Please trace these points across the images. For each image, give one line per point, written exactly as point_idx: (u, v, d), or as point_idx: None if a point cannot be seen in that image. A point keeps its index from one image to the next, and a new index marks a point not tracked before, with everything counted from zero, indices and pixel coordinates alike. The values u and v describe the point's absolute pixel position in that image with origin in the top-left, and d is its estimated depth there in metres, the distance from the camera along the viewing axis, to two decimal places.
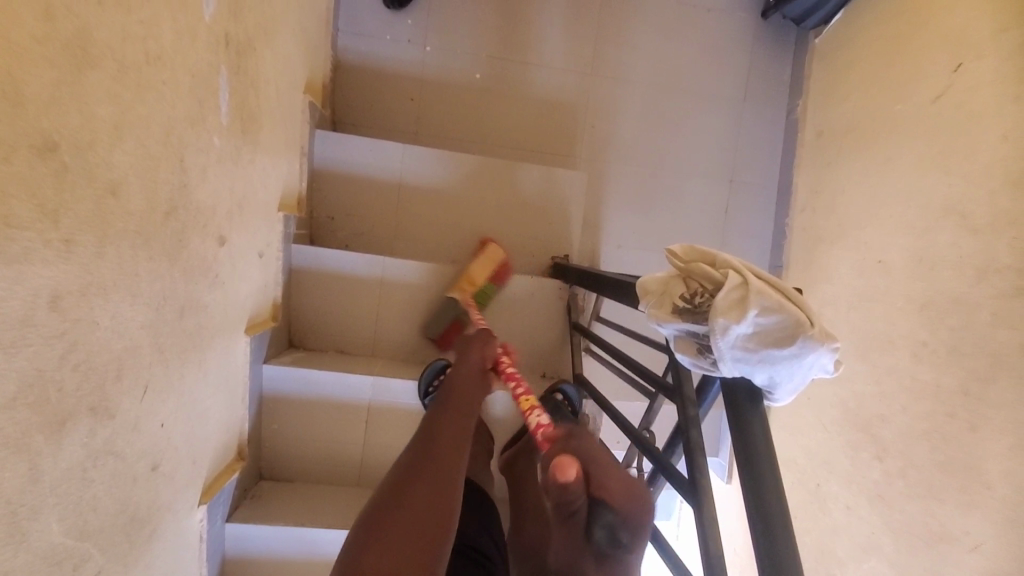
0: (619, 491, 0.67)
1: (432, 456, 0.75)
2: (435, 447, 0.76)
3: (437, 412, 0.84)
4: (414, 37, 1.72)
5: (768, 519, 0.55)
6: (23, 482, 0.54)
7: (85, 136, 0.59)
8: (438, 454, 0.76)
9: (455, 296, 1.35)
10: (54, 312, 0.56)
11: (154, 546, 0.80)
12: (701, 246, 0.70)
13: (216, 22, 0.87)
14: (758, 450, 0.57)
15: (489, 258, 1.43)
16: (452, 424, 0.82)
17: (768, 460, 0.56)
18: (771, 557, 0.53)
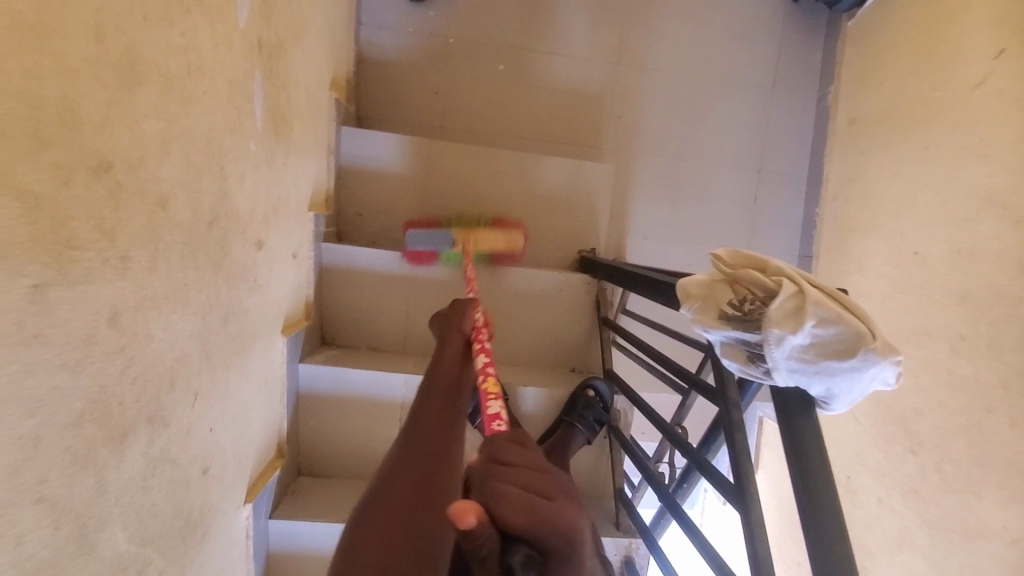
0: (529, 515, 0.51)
1: (424, 461, 0.70)
2: (429, 451, 0.71)
3: (427, 419, 0.77)
4: (437, 29, 1.71)
5: (824, 529, 0.54)
6: (92, 494, 0.56)
7: (137, 153, 0.60)
8: (431, 456, 0.71)
9: (456, 239, 1.35)
10: (114, 328, 0.58)
11: (206, 546, 0.82)
12: (747, 252, 0.69)
13: (249, 27, 0.87)
14: (814, 462, 0.56)
15: (510, 236, 1.36)
16: (437, 424, 0.77)
17: (825, 471, 0.56)
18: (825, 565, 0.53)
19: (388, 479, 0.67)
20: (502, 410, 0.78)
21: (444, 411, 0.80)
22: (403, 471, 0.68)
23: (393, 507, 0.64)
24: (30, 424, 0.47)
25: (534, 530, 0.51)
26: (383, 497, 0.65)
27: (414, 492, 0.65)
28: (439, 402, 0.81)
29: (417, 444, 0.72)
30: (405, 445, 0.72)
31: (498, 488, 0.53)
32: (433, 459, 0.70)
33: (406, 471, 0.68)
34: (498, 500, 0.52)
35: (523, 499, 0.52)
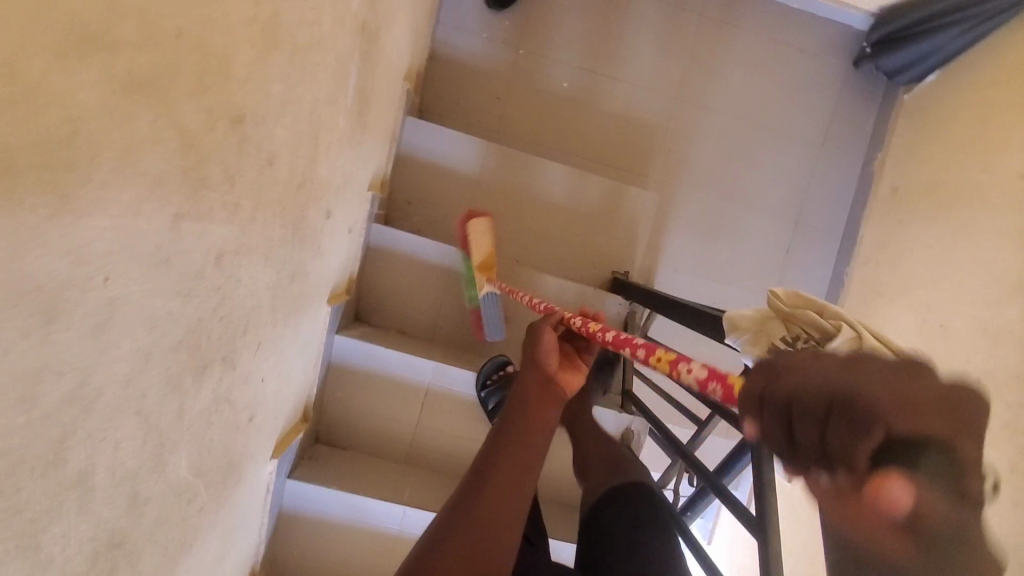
0: (923, 411, 0.30)
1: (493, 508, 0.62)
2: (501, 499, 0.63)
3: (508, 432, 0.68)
4: (509, 39, 1.77)
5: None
6: (173, 417, 0.59)
7: (262, 110, 0.64)
8: (510, 478, 0.64)
9: (486, 288, 1.38)
10: (217, 267, 0.61)
11: (237, 490, 0.86)
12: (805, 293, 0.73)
13: (359, 10, 0.92)
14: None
15: (478, 235, 1.40)
16: (513, 467, 0.65)
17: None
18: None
19: (465, 503, 0.62)
20: (700, 369, 0.61)
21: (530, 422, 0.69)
22: (481, 493, 0.63)
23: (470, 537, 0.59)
24: (146, 340, 0.50)
25: (937, 415, 0.30)
26: (456, 520, 0.61)
27: (491, 521, 0.61)
28: (526, 410, 0.70)
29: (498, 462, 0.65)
30: (484, 463, 0.65)
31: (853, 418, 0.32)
32: (512, 485, 0.64)
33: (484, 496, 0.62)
34: (858, 420, 0.32)
35: (882, 399, 0.32)
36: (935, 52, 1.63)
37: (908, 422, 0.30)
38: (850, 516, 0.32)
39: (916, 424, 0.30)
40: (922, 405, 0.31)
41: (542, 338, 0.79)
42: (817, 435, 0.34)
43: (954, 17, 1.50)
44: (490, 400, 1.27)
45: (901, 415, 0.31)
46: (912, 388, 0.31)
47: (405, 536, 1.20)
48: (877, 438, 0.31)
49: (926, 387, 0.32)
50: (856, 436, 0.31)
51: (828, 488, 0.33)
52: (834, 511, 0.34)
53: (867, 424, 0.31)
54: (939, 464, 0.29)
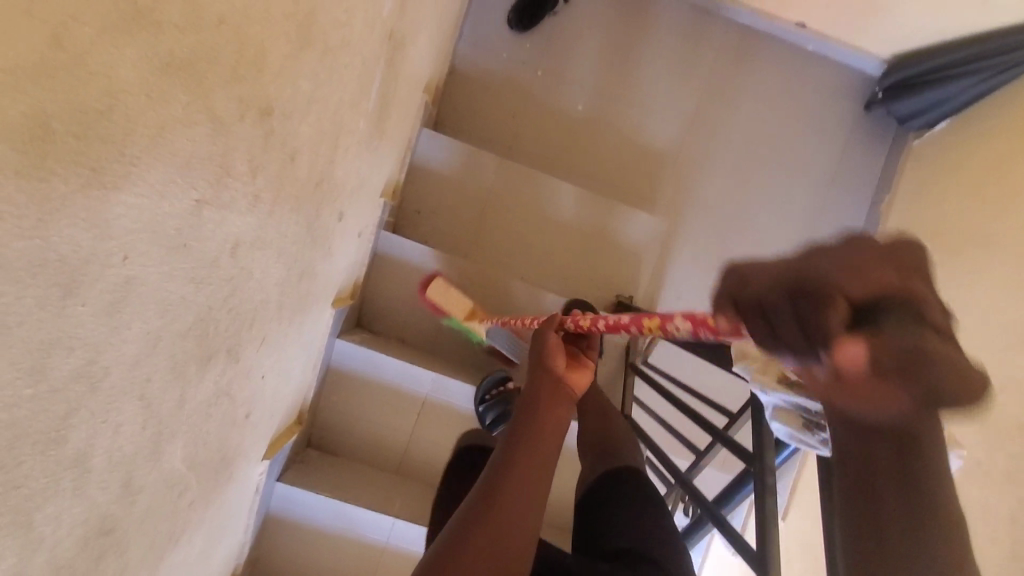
0: (876, 277, 0.34)
1: (510, 511, 0.60)
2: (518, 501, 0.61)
3: (517, 441, 0.66)
4: (529, 60, 1.80)
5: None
6: (174, 405, 0.59)
7: (289, 105, 0.64)
8: (521, 488, 0.62)
9: (484, 329, 1.37)
10: (232, 257, 0.61)
11: (227, 487, 0.84)
12: None
13: (388, 19, 0.93)
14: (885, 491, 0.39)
15: (450, 290, 1.40)
16: (528, 469, 0.63)
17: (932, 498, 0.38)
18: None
19: (473, 516, 0.60)
20: (683, 323, 0.62)
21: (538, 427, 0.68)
22: (491, 505, 0.60)
23: (481, 552, 0.57)
24: (156, 324, 0.50)
25: (889, 280, 0.34)
26: (466, 533, 0.58)
27: (501, 534, 0.58)
28: (538, 412, 0.69)
29: (508, 472, 0.63)
30: (494, 474, 0.63)
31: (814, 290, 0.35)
32: (524, 495, 0.62)
33: (493, 508, 0.60)
34: (822, 293, 0.34)
35: (840, 271, 0.35)
36: (951, 99, 1.65)
37: (858, 286, 0.34)
38: (847, 391, 0.35)
39: (870, 287, 0.34)
40: (868, 270, 0.34)
41: (547, 341, 0.80)
42: (789, 326, 0.36)
43: (975, 67, 1.54)
44: (487, 415, 1.25)
45: (853, 282, 0.34)
46: (857, 259, 0.35)
47: (391, 548, 1.19)
48: (848, 307, 0.33)
49: (874, 256, 0.35)
50: (821, 313, 0.33)
51: (819, 373, 0.36)
52: (834, 391, 0.36)
53: (827, 300, 0.34)
54: (899, 319, 0.32)
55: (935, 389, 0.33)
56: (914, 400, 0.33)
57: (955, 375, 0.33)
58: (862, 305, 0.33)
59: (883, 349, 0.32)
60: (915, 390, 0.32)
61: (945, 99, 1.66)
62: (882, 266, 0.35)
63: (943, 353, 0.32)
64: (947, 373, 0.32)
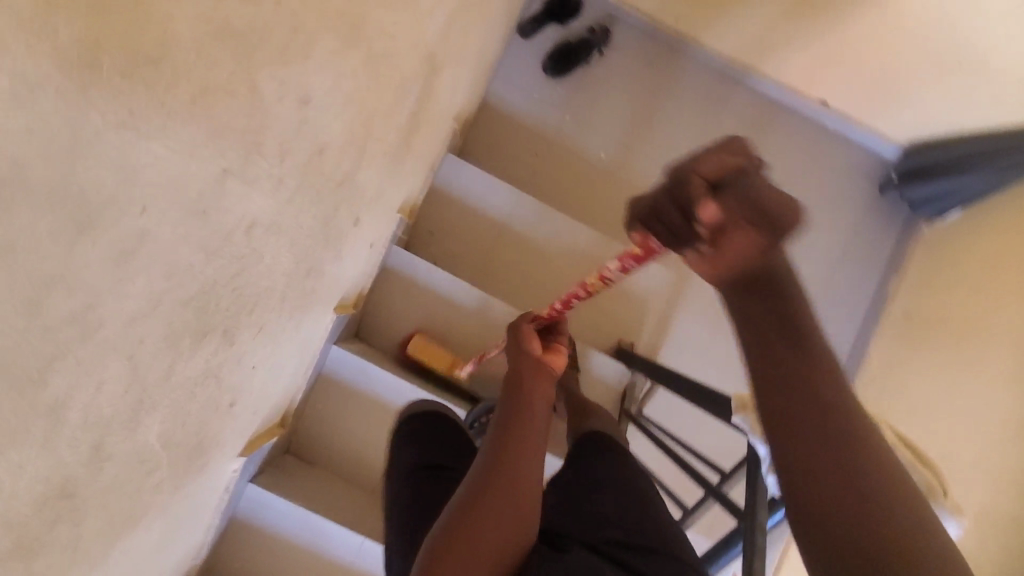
0: (718, 159, 0.48)
1: (506, 494, 0.60)
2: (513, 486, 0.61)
3: (509, 426, 0.67)
4: (557, 103, 1.86)
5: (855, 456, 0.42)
6: (162, 375, 0.57)
7: (326, 100, 0.65)
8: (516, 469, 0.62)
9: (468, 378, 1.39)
10: (246, 236, 0.61)
11: (196, 476, 0.81)
12: None
13: (431, 40, 0.96)
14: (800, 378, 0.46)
15: (428, 345, 1.41)
16: (519, 450, 0.64)
17: (818, 357, 0.46)
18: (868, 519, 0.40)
19: (470, 501, 0.59)
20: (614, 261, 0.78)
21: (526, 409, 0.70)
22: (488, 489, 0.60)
23: (480, 539, 0.57)
24: (160, 286, 0.49)
25: (729, 162, 0.48)
26: (465, 513, 0.58)
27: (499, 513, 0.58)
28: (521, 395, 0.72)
29: (503, 454, 0.63)
30: (489, 460, 0.63)
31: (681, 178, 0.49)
32: (520, 477, 0.62)
33: (492, 490, 0.60)
34: (683, 179, 0.48)
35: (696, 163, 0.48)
36: (961, 192, 1.65)
37: (708, 165, 0.48)
38: (723, 245, 0.48)
39: (718, 168, 0.48)
40: (713, 156, 0.48)
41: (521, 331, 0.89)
42: (674, 215, 0.50)
43: (983, 159, 1.54)
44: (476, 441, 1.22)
45: (708, 167, 0.48)
46: (706, 153, 0.49)
47: (356, 568, 1.15)
48: (703, 185, 0.47)
49: (721, 148, 0.49)
50: (686, 183, 0.48)
51: (702, 241, 0.49)
52: (717, 252, 0.49)
53: (689, 176, 0.48)
54: (735, 185, 0.46)
55: (777, 218, 0.46)
56: (766, 235, 0.46)
57: (785, 206, 0.46)
58: (712, 181, 0.47)
59: (725, 198, 0.46)
60: (760, 223, 0.46)
61: (955, 192, 1.67)
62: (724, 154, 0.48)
63: (772, 193, 0.46)
64: (780, 205, 0.45)
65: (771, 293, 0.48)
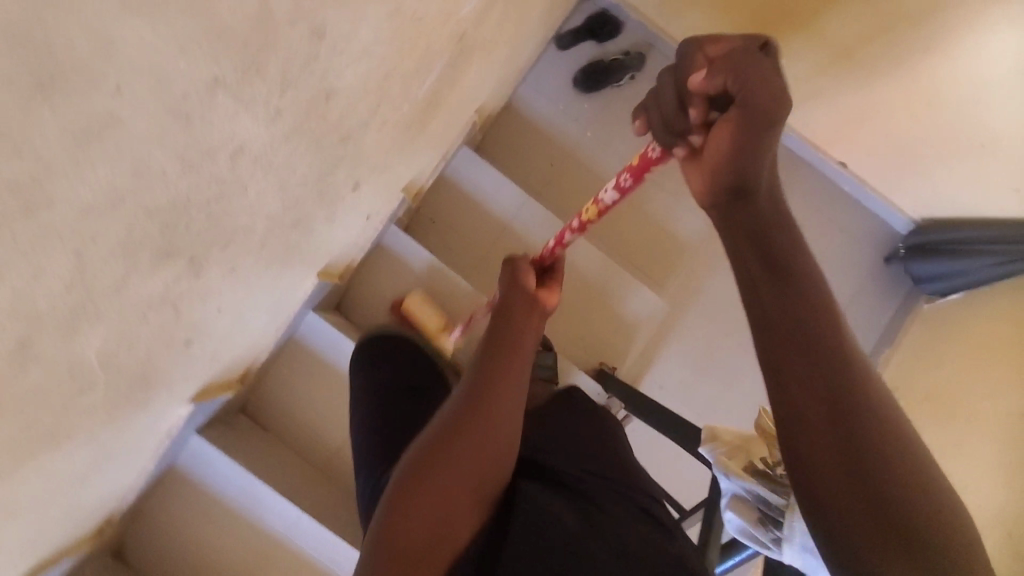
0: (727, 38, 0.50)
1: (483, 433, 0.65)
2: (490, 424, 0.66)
3: (487, 374, 0.69)
4: (582, 118, 1.85)
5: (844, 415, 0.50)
6: (111, 286, 0.54)
7: (343, 43, 0.63)
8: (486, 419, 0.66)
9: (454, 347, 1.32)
10: (230, 160, 0.58)
11: (136, 412, 0.77)
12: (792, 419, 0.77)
13: (466, 18, 0.94)
14: (788, 335, 0.53)
15: (424, 304, 1.36)
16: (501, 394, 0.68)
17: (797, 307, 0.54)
18: (856, 473, 0.49)
19: (439, 445, 0.63)
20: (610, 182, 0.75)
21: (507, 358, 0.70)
22: (455, 435, 0.64)
23: (454, 471, 0.62)
24: (125, 184, 0.46)
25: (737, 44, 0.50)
26: (445, 447, 0.63)
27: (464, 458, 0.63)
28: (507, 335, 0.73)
29: (482, 400, 0.66)
30: (460, 409, 0.66)
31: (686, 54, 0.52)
32: (489, 429, 0.66)
33: (468, 432, 0.64)
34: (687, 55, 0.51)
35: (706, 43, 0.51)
36: (970, 274, 1.64)
37: (716, 47, 0.50)
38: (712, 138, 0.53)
39: (720, 50, 0.50)
40: (727, 37, 0.50)
41: (517, 263, 0.83)
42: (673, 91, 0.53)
43: (998, 245, 1.54)
44: None
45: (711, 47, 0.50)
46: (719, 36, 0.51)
47: (288, 542, 1.15)
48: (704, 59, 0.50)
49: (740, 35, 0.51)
50: (688, 59, 0.51)
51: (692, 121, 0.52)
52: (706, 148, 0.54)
53: (693, 52, 0.50)
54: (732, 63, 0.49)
55: (766, 106, 0.48)
56: (744, 133, 0.50)
57: (776, 99, 0.48)
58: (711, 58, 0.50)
59: (716, 78, 0.49)
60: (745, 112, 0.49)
61: (963, 273, 1.66)
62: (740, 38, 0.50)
63: (768, 79, 0.48)
64: (772, 94, 0.48)
65: (754, 224, 0.55)
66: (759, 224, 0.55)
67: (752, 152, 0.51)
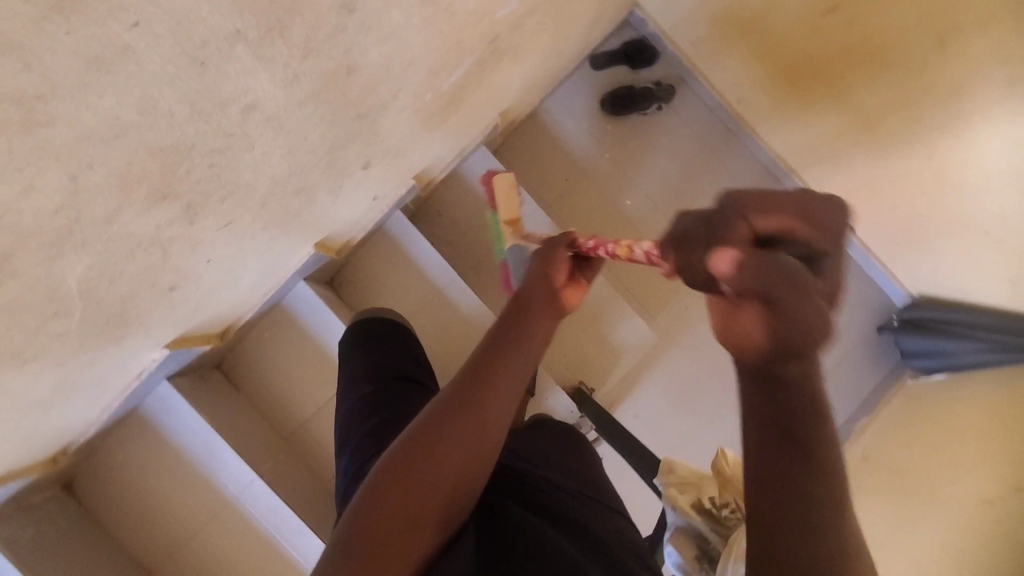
0: (792, 211, 0.41)
1: (472, 430, 0.61)
2: (480, 421, 0.62)
3: (487, 369, 0.65)
4: (603, 140, 1.87)
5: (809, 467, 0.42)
6: (102, 217, 0.55)
7: (372, 21, 0.64)
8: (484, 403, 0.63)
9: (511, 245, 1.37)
10: (241, 114, 0.59)
11: (108, 347, 0.78)
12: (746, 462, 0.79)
13: (501, 20, 0.96)
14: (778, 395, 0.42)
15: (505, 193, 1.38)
16: (496, 390, 0.64)
17: None
18: (808, 544, 0.42)
19: (432, 425, 0.60)
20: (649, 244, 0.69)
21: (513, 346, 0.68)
22: (445, 426, 0.60)
23: (435, 465, 0.58)
24: (130, 117, 0.47)
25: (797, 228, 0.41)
26: (430, 440, 0.59)
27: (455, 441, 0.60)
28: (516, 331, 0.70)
29: (477, 394, 0.63)
30: (455, 398, 0.62)
31: (736, 210, 0.43)
32: (480, 425, 0.62)
33: (458, 425, 0.61)
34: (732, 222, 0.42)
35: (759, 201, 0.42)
36: (954, 358, 1.62)
37: (766, 221, 0.42)
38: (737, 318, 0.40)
39: (772, 225, 0.41)
40: (780, 211, 0.41)
41: (555, 252, 0.81)
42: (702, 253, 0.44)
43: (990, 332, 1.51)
44: None
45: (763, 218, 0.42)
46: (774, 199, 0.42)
47: (238, 504, 1.15)
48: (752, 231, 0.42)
49: (804, 204, 0.42)
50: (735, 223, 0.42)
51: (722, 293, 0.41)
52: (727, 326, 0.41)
53: (738, 217, 0.42)
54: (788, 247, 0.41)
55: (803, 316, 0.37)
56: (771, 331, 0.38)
57: (816, 318, 0.37)
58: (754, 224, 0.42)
59: (756, 262, 0.38)
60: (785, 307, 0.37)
61: (948, 354, 1.64)
62: (809, 216, 0.41)
63: (812, 288, 0.37)
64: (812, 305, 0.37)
65: (774, 383, 0.41)
66: (780, 387, 0.41)
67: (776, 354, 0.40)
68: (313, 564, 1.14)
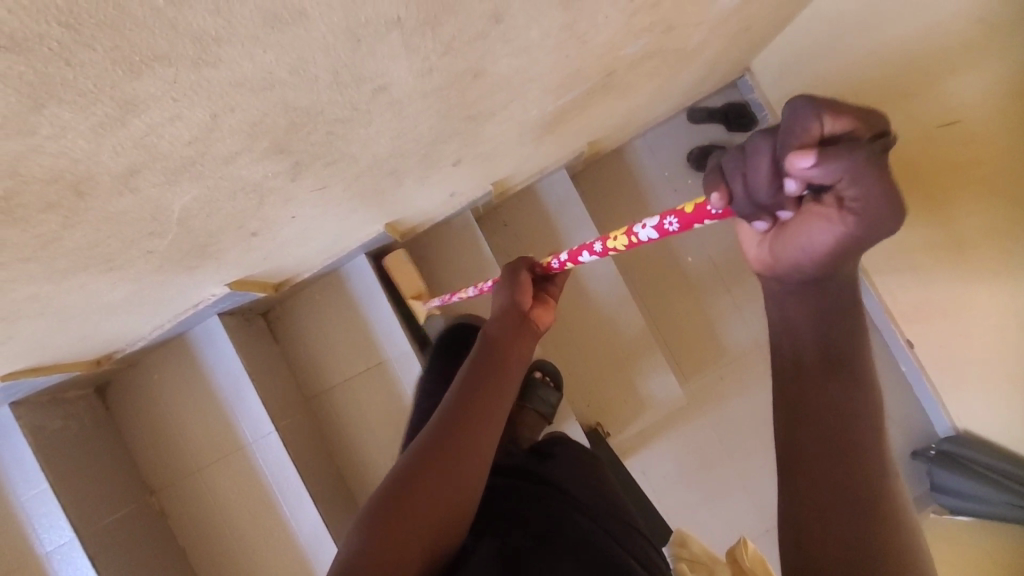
0: (848, 119, 0.38)
1: (468, 444, 0.63)
2: (477, 434, 0.64)
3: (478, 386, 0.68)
4: (681, 193, 1.85)
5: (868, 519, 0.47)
6: (224, 157, 0.57)
7: (512, 35, 0.65)
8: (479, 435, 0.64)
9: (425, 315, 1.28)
10: (370, 94, 0.61)
11: (183, 273, 0.81)
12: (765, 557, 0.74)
13: (623, 58, 0.96)
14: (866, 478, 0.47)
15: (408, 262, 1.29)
16: (488, 404, 0.66)
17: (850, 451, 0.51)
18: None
19: (426, 452, 0.62)
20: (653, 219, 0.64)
21: (501, 364, 0.71)
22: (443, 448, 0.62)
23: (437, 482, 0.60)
24: (280, 75, 0.49)
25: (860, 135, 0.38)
26: (429, 460, 0.61)
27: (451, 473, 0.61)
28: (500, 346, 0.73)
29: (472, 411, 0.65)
30: (448, 418, 0.65)
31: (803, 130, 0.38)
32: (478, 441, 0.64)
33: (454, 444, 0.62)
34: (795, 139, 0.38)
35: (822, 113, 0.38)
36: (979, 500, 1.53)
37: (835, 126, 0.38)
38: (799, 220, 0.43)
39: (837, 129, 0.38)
40: (843, 115, 0.38)
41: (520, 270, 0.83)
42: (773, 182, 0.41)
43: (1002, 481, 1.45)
44: None
45: (829, 125, 0.38)
46: (833, 110, 0.38)
47: (249, 451, 1.17)
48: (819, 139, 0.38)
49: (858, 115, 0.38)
50: (792, 135, 0.38)
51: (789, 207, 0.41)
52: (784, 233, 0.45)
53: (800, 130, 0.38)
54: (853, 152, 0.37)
55: (863, 224, 0.40)
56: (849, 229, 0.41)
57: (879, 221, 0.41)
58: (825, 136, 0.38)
59: (833, 160, 0.37)
60: (853, 208, 0.40)
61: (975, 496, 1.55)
62: (863, 121, 0.38)
63: (879, 186, 0.38)
64: (875, 203, 0.39)
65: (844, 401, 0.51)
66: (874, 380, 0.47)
67: (828, 261, 0.46)
68: (305, 528, 1.15)
